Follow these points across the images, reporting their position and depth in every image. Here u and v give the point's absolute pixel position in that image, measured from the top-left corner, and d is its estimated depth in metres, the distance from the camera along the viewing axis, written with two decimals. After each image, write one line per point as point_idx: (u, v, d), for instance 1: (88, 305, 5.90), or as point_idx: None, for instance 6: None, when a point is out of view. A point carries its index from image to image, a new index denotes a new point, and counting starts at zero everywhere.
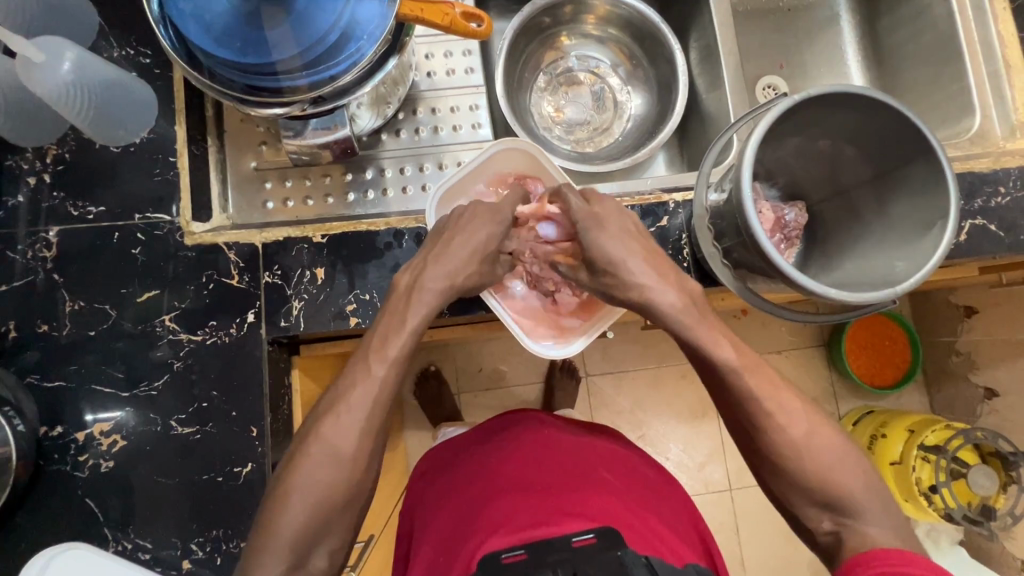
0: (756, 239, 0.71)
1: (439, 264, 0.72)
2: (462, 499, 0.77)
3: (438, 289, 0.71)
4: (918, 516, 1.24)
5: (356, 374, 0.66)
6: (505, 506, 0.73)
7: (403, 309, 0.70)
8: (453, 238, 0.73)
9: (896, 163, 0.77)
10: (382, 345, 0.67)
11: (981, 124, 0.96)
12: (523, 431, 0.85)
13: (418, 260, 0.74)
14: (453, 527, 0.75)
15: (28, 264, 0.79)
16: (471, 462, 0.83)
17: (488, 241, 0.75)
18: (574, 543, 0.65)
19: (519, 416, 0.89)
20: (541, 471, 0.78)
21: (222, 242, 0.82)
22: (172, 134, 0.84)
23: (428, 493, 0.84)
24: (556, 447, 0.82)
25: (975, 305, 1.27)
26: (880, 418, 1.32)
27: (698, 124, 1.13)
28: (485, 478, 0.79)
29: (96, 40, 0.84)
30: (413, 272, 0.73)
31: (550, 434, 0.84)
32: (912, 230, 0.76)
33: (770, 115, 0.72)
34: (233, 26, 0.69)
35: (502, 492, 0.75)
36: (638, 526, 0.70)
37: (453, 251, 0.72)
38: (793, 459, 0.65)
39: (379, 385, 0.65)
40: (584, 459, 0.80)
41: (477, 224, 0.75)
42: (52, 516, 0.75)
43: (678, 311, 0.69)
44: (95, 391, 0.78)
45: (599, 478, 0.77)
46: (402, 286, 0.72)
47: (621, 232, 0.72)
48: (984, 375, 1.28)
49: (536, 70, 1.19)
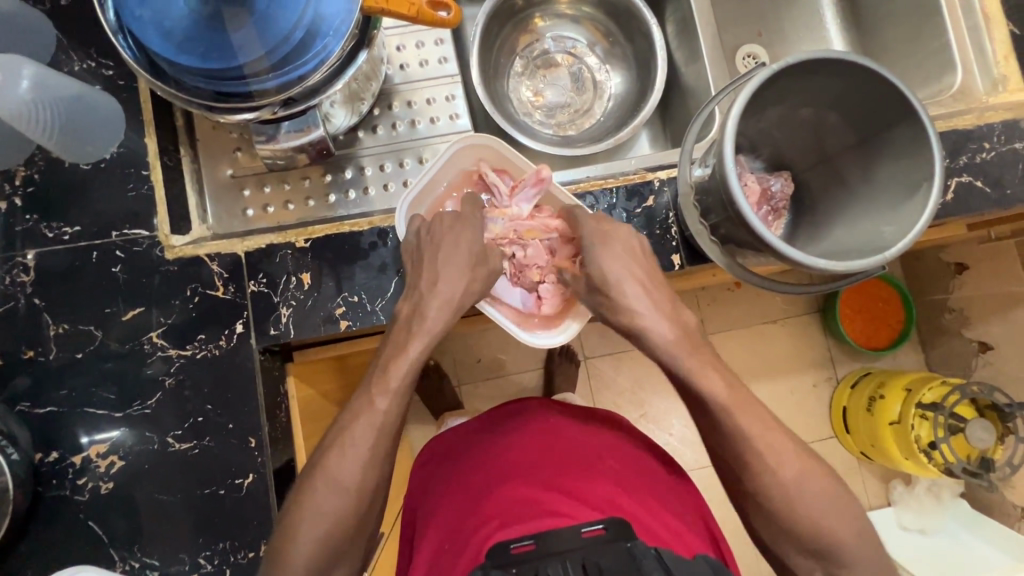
0: (742, 211, 0.70)
1: (433, 292, 0.70)
2: (468, 491, 0.78)
3: (439, 318, 0.69)
4: (917, 471, 1.26)
5: (358, 409, 0.65)
6: (512, 496, 0.74)
7: (405, 337, 0.69)
8: (440, 257, 0.72)
9: (880, 126, 0.76)
10: (384, 376, 0.66)
11: (963, 79, 0.95)
12: (528, 420, 0.85)
13: (415, 285, 0.72)
14: (460, 518, 0.75)
15: (7, 290, 0.78)
16: (476, 452, 0.82)
17: (473, 250, 0.74)
18: (584, 533, 0.65)
19: (524, 403, 0.88)
20: (547, 460, 0.78)
21: (203, 254, 0.80)
22: (142, 147, 0.82)
23: (430, 485, 0.84)
24: (563, 436, 0.82)
25: (965, 261, 1.28)
26: (879, 378, 1.34)
27: (680, 100, 1.11)
28: (489, 468, 0.79)
29: (55, 55, 0.81)
30: (413, 300, 0.71)
31: (556, 422, 0.84)
32: (899, 193, 0.75)
33: (751, 85, 0.70)
34: (194, 32, 0.67)
35: (509, 482, 0.76)
36: (646, 516, 0.72)
37: (445, 272, 0.71)
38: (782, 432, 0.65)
39: (380, 409, 0.65)
40: (590, 449, 0.81)
41: (455, 236, 0.74)
42: (58, 542, 0.75)
43: (668, 342, 0.68)
44: (87, 413, 0.77)
45: (606, 468, 0.78)
46: (403, 314, 0.71)
47: (622, 251, 0.73)
48: (977, 332, 1.29)
49: (512, 55, 1.17)
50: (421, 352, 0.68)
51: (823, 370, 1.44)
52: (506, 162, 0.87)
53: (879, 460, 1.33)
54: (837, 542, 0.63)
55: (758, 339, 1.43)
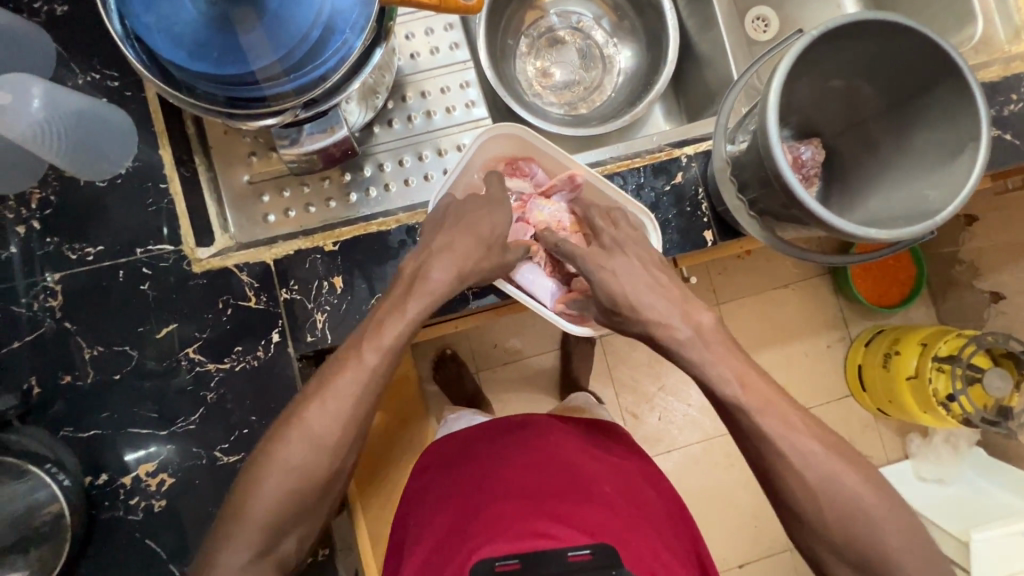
0: (786, 181, 0.68)
1: (442, 251, 0.70)
2: (462, 502, 0.79)
3: (444, 279, 0.69)
4: (935, 423, 1.27)
5: (344, 362, 0.65)
6: (505, 510, 0.75)
7: (404, 298, 0.68)
8: (455, 224, 0.72)
9: (917, 87, 0.74)
10: (377, 332, 0.66)
11: (984, 30, 0.93)
12: (531, 434, 0.86)
13: (425, 247, 0.71)
14: (451, 529, 0.77)
15: (35, 315, 0.76)
16: (475, 464, 0.83)
17: (493, 230, 0.73)
18: (569, 557, 0.69)
19: (529, 417, 0.89)
20: (543, 481, 0.79)
21: (231, 265, 0.79)
22: (157, 159, 0.79)
23: (430, 486, 0.85)
24: (561, 455, 0.83)
25: (976, 212, 1.28)
26: (893, 334, 1.34)
27: (694, 70, 1.09)
28: (487, 482, 0.80)
29: (58, 69, 0.78)
30: (419, 259, 0.71)
31: (556, 441, 0.85)
32: (937, 157, 0.74)
33: (791, 53, 0.68)
34: (207, 37, 0.64)
35: (502, 499, 0.76)
36: (634, 545, 0.73)
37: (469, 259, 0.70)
38: None
39: (368, 364, 0.65)
40: (587, 471, 0.81)
41: (472, 217, 0.73)
42: (115, 562, 0.75)
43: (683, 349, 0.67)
44: (131, 433, 0.77)
45: (600, 492, 0.78)
46: (407, 274, 0.70)
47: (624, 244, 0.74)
48: (989, 281, 1.29)
49: (517, 35, 1.13)
50: (420, 313, 0.67)
51: (838, 329, 1.44)
52: (531, 150, 0.84)
53: (896, 415, 1.34)
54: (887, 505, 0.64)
55: (774, 304, 1.43)
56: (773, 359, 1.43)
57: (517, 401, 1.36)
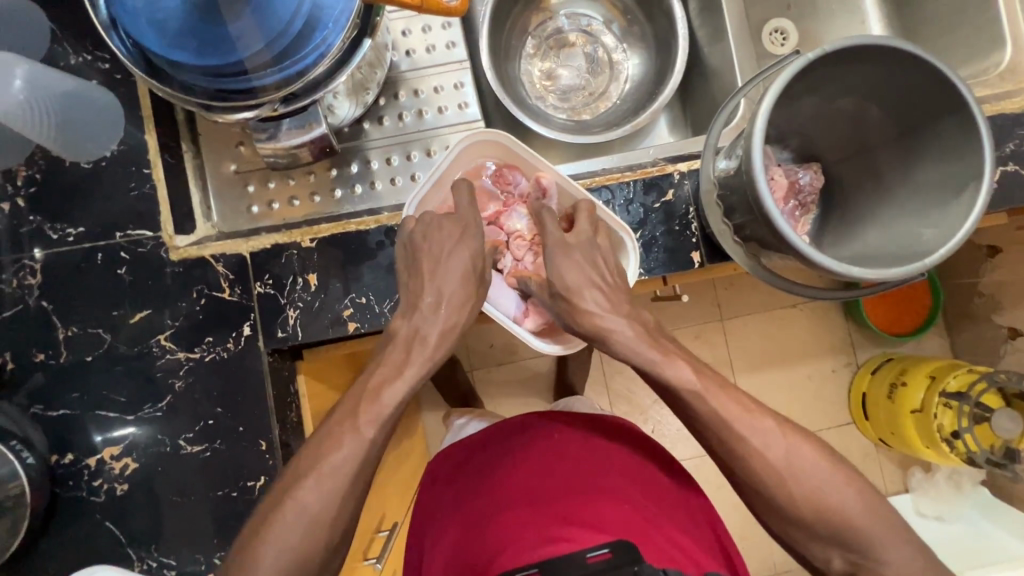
0: (767, 212, 0.66)
1: (434, 314, 0.66)
2: (470, 513, 0.76)
3: (439, 340, 0.66)
4: (937, 460, 1.22)
5: (341, 436, 0.61)
6: (520, 521, 0.72)
7: (400, 359, 0.65)
8: (436, 265, 0.68)
9: (921, 118, 0.70)
10: (376, 395, 0.63)
11: (1012, 57, 0.88)
12: (537, 436, 0.80)
13: (411, 302, 0.67)
14: (465, 542, 0.74)
15: (16, 292, 0.77)
16: (482, 472, 0.78)
17: (474, 260, 0.70)
18: (590, 559, 0.65)
19: (532, 417, 0.83)
20: (553, 485, 0.75)
21: (208, 255, 0.79)
22: (143, 144, 0.79)
23: (437, 500, 0.79)
24: (569, 454, 0.78)
25: (999, 245, 1.19)
26: (900, 365, 1.29)
27: (702, 81, 1.05)
28: (495, 491, 0.76)
29: (50, 49, 0.78)
30: (411, 320, 0.66)
31: (563, 439, 0.80)
32: (939, 193, 0.70)
33: (784, 75, 0.65)
34: (186, 24, 0.62)
35: (515, 509, 0.74)
36: (657, 538, 0.70)
37: (445, 288, 0.67)
38: (795, 445, 0.62)
39: (368, 437, 0.61)
40: (598, 467, 0.77)
41: (448, 241, 0.70)
42: (77, 541, 0.76)
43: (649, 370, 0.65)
44: (100, 415, 0.77)
45: (613, 487, 0.75)
46: (400, 335, 0.66)
47: (580, 260, 0.69)
48: (1007, 317, 1.22)
49: (523, 36, 1.11)
50: (418, 377, 0.64)
51: (844, 355, 1.40)
52: (516, 158, 0.82)
53: (897, 447, 1.29)
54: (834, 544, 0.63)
55: (778, 327, 1.39)
56: (770, 382, 1.39)
57: (508, 405, 1.34)
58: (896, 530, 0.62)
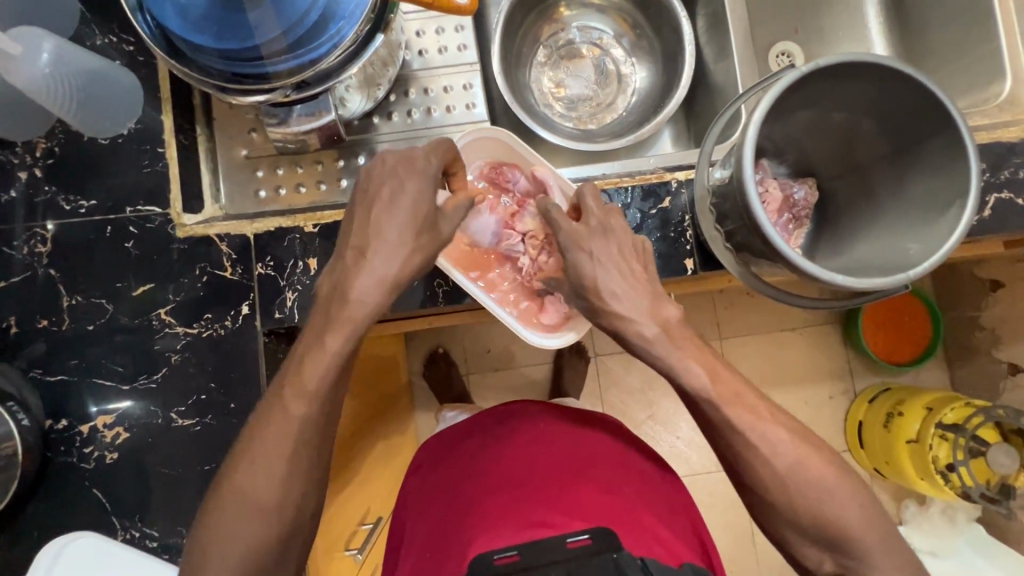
0: (756, 219, 0.67)
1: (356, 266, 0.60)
2: (451, 496, 0.76)
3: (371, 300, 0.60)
4: (934, 493, 1.21)
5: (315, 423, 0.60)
6: (501, 504, 0.72)
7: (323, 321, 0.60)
8: (378, 209, 0.61)
9: (913, 137, 0.72)
10: (300, 376, 0.60)
11: (1011, 89, 0.90)
12: (522, 422, 0.81)
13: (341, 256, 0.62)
14: (443, 526, 0.73)
15: (26, 259, 0.79)
16: (465, 456, 0.79)
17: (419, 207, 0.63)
18: (568, 544, 0.64)
19: (518, 406, 0.84)
20: (535, 472, 0.75)
21: (213, 234, 0.81)
22: (159, 124, 0.82)
23: (420, 484, 0.82)
24: (553, 442, 0.79)
25: (1002, 278, 1.20)
26: (897, 395, 1.29)
27: (706, 97, 1.07)
28: (478, 475, 0.76)
29: (78, 29, 0.82)
30: (335, 275, 0.61)
31: (547, 428, 0.81)
32: (929, 209, 0.71)
33: (778, 85, 0.67)
34: (210, 10, 0.66)
35: (496, 493, 0.73)
36: (635, 527, 0.69)
37: (384, 236, 0.60)
38: (774, 454, 0.63)
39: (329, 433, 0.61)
40: (581, 456, 0.77)
41: (395, 183, 0.62)
42: (64, 507, 0.77)
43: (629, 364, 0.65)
44: (96, 383, 0.79)
45: (595, 476, 0.74)
46: (323, 290, 0.62)
47: (615, 254, 0.64)
48: (1006, 352, 1.23)
49: (535, 45, 1.14)
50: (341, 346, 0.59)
51: (840, 380, 1.40)
52: (515, 157, 0.85)
53: (892, 478, 1.28)
54: (808, 553, 0.64)
55: (773, 346, 1.39)
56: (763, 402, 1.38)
57: None
58: (869, 542, 0.62)
